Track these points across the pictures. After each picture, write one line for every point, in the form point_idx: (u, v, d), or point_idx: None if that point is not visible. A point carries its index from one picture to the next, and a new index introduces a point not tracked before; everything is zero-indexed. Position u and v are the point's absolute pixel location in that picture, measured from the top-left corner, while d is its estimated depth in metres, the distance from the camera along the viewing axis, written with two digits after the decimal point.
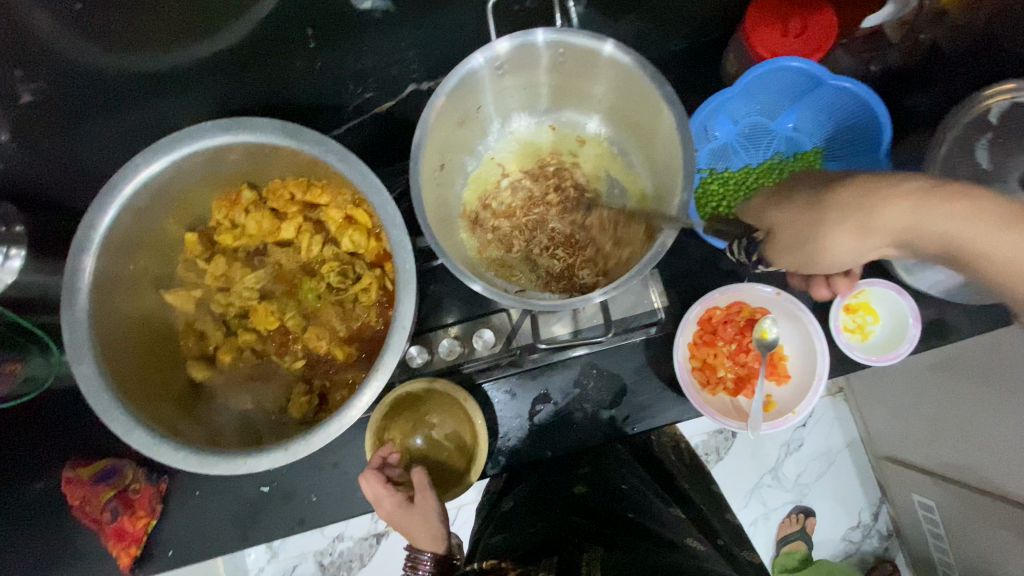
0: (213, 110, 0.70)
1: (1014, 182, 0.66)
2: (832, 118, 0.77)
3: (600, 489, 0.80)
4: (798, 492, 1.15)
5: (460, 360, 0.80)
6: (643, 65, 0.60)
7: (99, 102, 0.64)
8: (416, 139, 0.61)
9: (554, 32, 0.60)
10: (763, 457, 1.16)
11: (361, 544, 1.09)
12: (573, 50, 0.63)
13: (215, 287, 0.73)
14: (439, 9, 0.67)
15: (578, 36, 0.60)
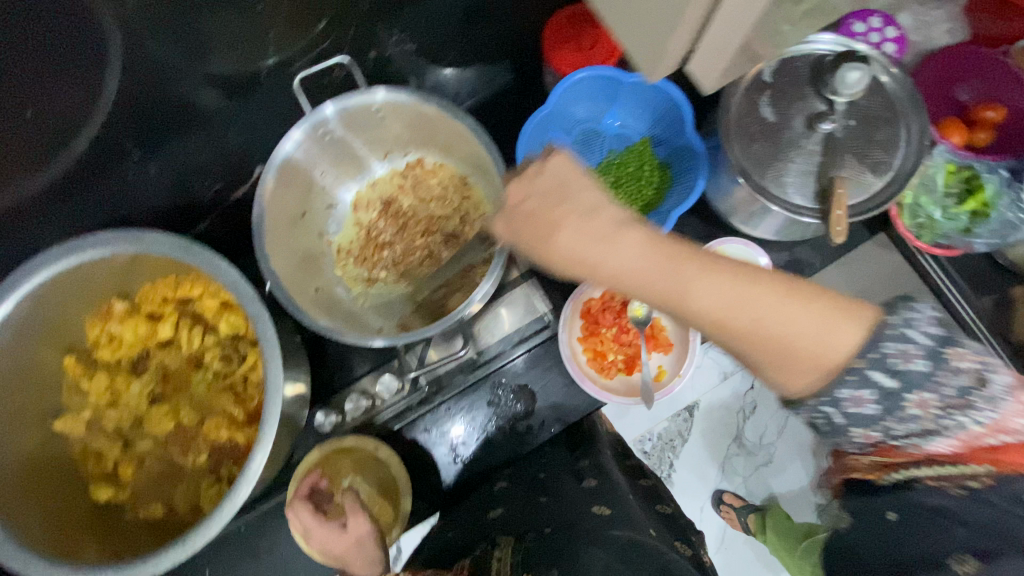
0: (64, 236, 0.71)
1: (801, 126, 0.73)
2: (649, 109, 0.85)
3: (521, 481, 0.80)
4: (765, 454, 1.10)
5: (370, 413, 0.82)
6: (430, 102, 0.68)
7: None
8: (255, 221, 0.66)
9: (338, 102, 0.66)
10: (724, 428, 1.10)
11: None
12: (363, 109, 0.69)
13: (102, 403, 0.73)
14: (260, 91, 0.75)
15: (356, 97, 0.66)
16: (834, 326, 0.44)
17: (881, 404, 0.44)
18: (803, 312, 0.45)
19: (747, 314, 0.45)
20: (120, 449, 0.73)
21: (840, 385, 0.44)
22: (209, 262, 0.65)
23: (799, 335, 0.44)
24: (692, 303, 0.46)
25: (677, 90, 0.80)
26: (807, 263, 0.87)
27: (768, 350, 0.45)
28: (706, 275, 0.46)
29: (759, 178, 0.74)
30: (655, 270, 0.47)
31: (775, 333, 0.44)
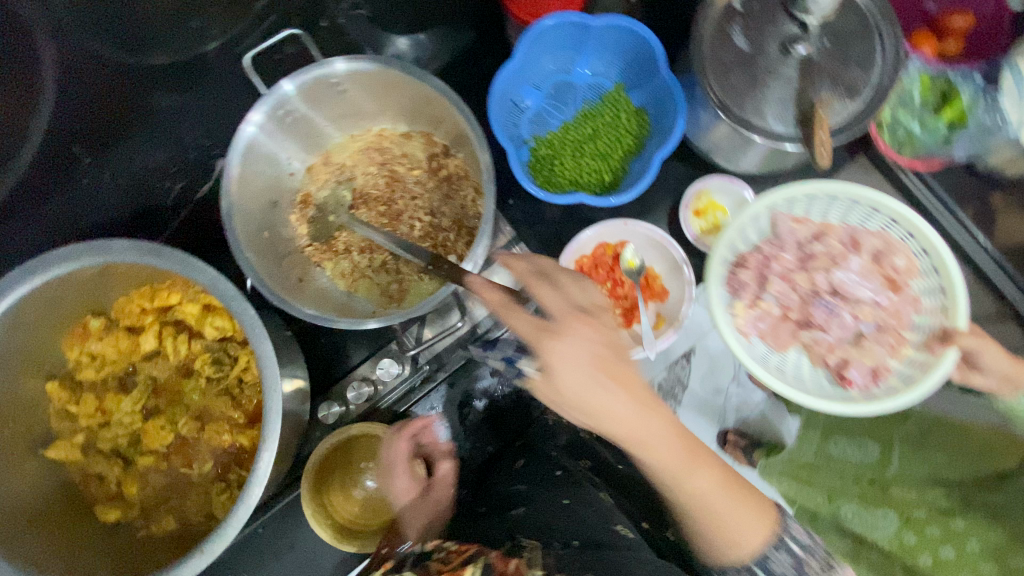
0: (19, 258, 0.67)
1: (775, 51, 0.71)
2: (618, 54, 0.82)
3: (535, 479, 0.73)
4: None
5: (375, 398, 0.81)
6: (392, 65, 0.65)
7: None
8: (223, 213, 0.63)
9: (296, 76, 0.63)
10: None
11: None
12: (326, 83, 0.66)
13: (95, 424, 0.71)
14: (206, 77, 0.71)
15: (313, 71, 0.63)
16: (758, 532, 0.58)
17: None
18: (741, 507, 0.58)
19: (730, 533, 0.57)
20: (122, 468, 0.70)
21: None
22: (182, 264, 0.61)
23: (742, 545, 0.57)
24: (685, 492, 0.56)
25: (645, 28, 0.76)
26: None
27: (706, 522, 0.57)
28: (699, 463, 0.55)
29: (739, 111, 0.72)
30: (659, 445, 0.53)
31: (723, 527, 0.57)
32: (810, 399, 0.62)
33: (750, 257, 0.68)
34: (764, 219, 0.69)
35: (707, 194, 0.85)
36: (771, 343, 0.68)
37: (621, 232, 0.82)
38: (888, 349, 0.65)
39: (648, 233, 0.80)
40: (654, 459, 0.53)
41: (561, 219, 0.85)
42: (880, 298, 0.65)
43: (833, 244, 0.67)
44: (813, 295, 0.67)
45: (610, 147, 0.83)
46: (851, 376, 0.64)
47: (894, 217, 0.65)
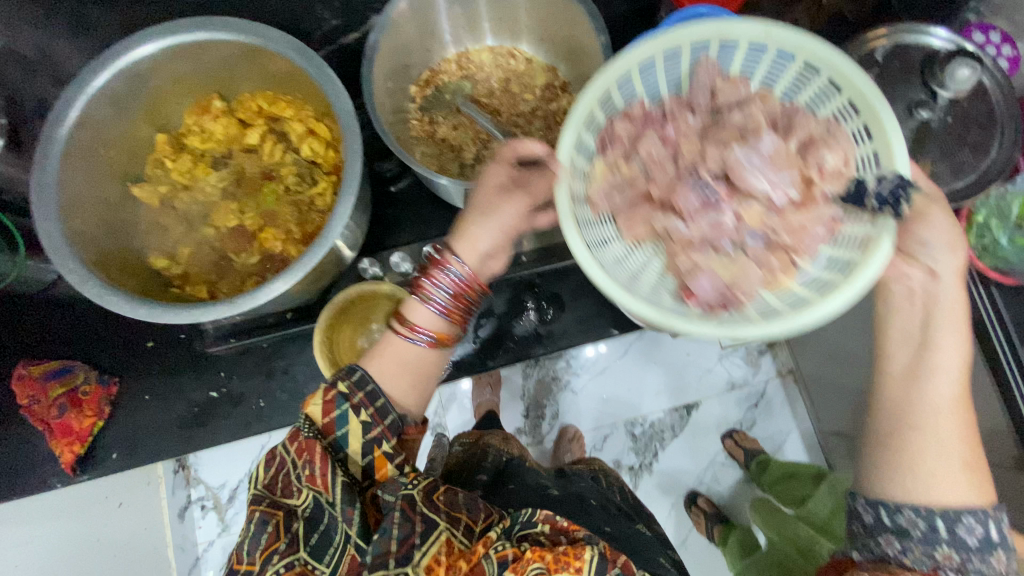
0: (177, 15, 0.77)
1: (899, 109, 0.74)
2: None
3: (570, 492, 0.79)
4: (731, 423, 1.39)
5: (411, 274, 0.85)
6: None
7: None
8: (371, 40, 0.70)
9: None
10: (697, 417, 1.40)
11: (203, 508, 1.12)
12: None
13: (180, 185, 0.78)
14: None
15: None
16: (978, 494, 0.55)
17: (981, 543, 0.54)
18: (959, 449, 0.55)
19: (945, 421, 0.55)
20: (184, 230, 0.77)
21: (957, 524, 0.54)
22: (319, 72, 0.69)
23: (941, 489, 0.55)
24: (934, 358, 0.55)
25: None
26: None
27: (936, 471, 0.55)
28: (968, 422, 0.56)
29: None
30: (949, 413, 0.55)
31: (940, 441, 0.55)
32: (583, 253, 0.47)
33: (642, 110, 0.53)
34: (684, 65, 0.54)
35: None
36: (623, 228, 0.52)
37: None
38: (767, 275, 0.50)
39: None
40: (950, 265, 0.53)
41: None
42: (780, 196, 0.49)
43: (734, 100, 0.51)
44: (692, 171, 0.51)
45: None
46: (689, 286, 0.50)
47: (838, 82, 0.50)
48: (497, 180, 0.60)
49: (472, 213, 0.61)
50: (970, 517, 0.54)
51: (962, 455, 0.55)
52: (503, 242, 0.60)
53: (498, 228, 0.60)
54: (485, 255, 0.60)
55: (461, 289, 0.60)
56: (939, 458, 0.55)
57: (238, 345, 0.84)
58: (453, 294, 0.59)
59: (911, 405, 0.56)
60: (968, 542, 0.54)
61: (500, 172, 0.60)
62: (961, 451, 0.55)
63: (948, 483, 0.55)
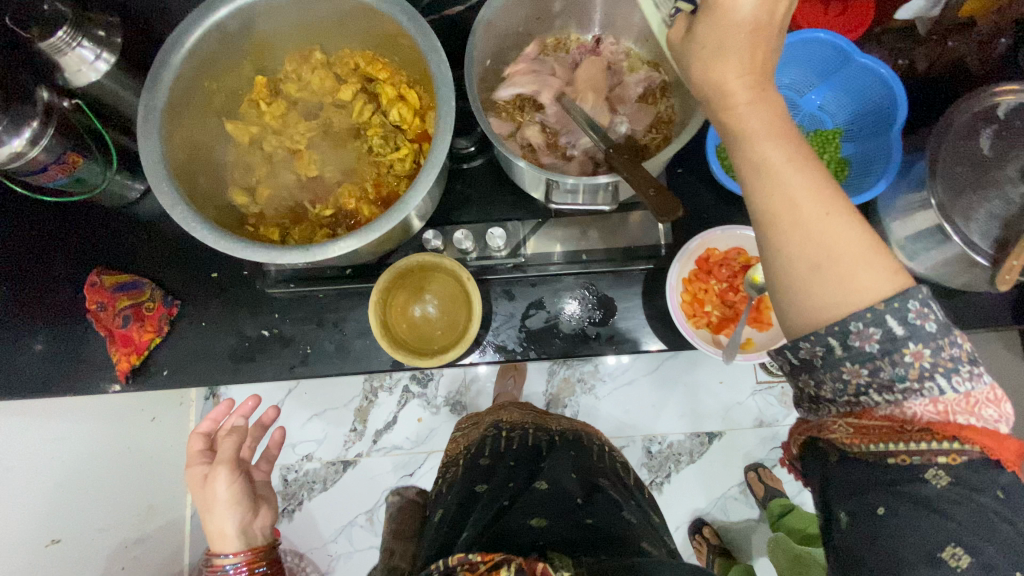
0: None
1: (1014, 172, 0.70)
2: (857, 101, 0.82)
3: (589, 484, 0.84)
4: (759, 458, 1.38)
5: (472, 253, 0.87)
6: None
7: None
8: (480, 17, 0.71)
9: None
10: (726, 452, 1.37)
11: (327, 469, 1.29)
12: None
13: (270, 128, 0.80)
14: None
15: None
16: (871, 273, 0.45)
17: (886, 343, 0.45)
18: (846, 264, 0.45)
19: (820, 226, 0.45)
20: (266, 171, 0.79)
21: (849, 337, 0.46)
22: (426, 39, 0.69)
23: (846, 297, 0.45)
24: (748, 154, 0.48)
25: (900, 86, 0.76)
26: None
27: (825, 298, 0.46)
28: (797, 258, 0.46)
29: (946, 201, 0.71)
30: (805, 212, 0.46)
31: (823, 238, 0.45)
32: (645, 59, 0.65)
33: None
34: None
35: None
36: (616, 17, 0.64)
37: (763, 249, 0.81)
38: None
39: None
40: (734, 59, 0.47)
41: (714, 211, 0.85)
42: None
43: None
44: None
45: None
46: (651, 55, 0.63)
47: None
48: (196, 480, 0.67)
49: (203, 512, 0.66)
50: (858, 321, 0.45)
51: (844, 237, 0.45)
52: (248, 516, 0.66)
53: (229, 504, 0.66)
54: (242, 529, 0.66)
55: (251, 563, 0.64)
56: (789, 190, 0.46)
57: (295, 290, 0.87)
58: (243, 574, 0.64)
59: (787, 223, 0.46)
60: (905, 320, 0.45)
61: (196, 471, 0.68)
62: (850, 243, 0.45)
63: (848, 290, 0.45)
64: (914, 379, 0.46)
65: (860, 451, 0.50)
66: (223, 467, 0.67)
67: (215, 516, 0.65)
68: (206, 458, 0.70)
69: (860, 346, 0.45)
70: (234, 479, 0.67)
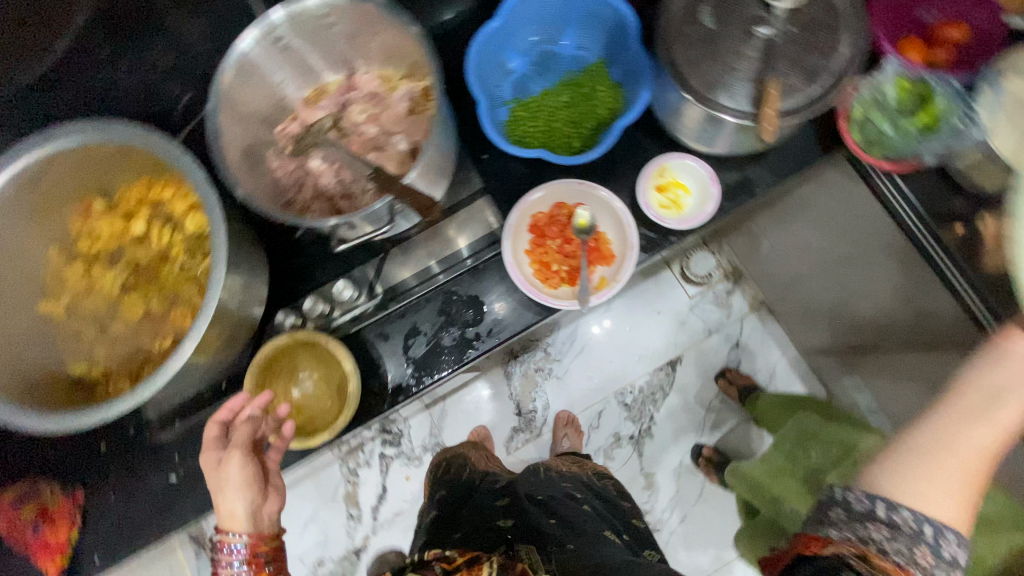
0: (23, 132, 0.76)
1: (740, 31, 0.74)
2: (599, 28, 0.87)
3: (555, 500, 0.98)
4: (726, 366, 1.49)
5: (328, 317, 0.86)
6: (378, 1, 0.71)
7: None
8: (211, 107, 0.71)
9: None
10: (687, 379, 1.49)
11: (343, 563, 1.44)
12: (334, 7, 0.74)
13: (81, 290, 0.79)
14: None
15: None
16: (945, 511, 0.58)
17: (926, 545, 0.57)
18: (951, 491, 0.58)
19: (962, 450, 0.59)
20: (96, 331, 0.79)
21: (940, 542, 0.57)
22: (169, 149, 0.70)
23: (912, 498, 0.58)
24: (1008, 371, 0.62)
25: (622, 2, 0.80)
26: (757, 181, 0.87)
27: (919, 488, 0.59)
28: (973, 429, 0.60)
29: (696, 82, 0.74)
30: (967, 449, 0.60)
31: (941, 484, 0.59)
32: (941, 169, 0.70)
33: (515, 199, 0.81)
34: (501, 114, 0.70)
35: (671, 170, 0.87)
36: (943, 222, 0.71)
37: (578, 191, 0.84)
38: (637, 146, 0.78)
39: (604, 197, 0.83)
40: None
41: (527, 177, 0.88)
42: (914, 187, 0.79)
43: None
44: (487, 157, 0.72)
45: (584, 116, 0.88)
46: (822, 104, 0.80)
47: None
48: (211, 464, 0.69)
49: (214, 496, 0.68)
50: (951, 539, 0.57)
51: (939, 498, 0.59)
52: (257, 498, 0.69)
53: (239, 486, 0.68)
54: (251, 514, 0.68)
55: (253, 553, 0.66)
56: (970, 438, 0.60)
57: (184, 425, 0.86)
58: (246, 559, 0.66)
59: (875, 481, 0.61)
60: (947, 554, 0.57)
61: (212, 456, 0.70)
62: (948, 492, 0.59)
63: (932, 500, 0.58)
64: (917, 563, 0.56)
65: (838, 554, 0.58)
66: (236, 452, 0.69)
67: (223, 495, 0.67)
68: (221, 443, 0.71)
69: (861, 508, 0.60)
70: (246, 462, 0.69)
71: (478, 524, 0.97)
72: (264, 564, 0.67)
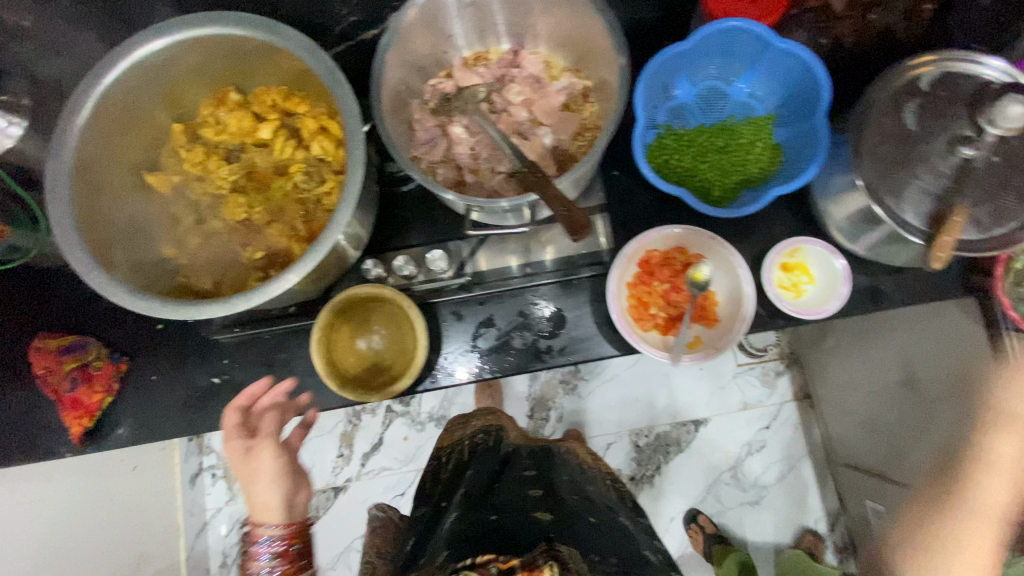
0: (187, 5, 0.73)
1: (939, 144, 0.68)
2: (782, 86, 0.82)
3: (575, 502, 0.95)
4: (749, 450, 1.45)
5: (413, 279, 0.86)
6: None
7: None
8: (384, 42, 0.69)
9: None
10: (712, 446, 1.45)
11: (321, 497, 1.45)
12: None
13: (192, 175, 0.78)
14: None
15: None
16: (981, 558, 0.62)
17: None
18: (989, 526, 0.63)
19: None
20: (193, 220, 0.78)
21: None
22: (330, 71, 0.67)
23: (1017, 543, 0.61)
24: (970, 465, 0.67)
25: (821, 68, 0.75)
26: (885, 294, 0.82)
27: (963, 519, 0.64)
28: None
29: (872, 178, 0.70)
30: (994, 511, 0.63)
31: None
32: None
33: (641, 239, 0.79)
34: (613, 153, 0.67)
35: (803, 254, 0.83)
36: None
37: (703, 243, 0.79)
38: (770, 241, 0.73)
39: (728, 258, 0.78)
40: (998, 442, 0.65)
41: (654, 210, 0.85)
42: None
43: None
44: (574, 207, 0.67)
45: (733, 167, 0.83)
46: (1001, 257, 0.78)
47: None
48: (239, 456, 0.67)
49: (248, 487, 0.66)
50: None
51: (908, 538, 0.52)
52: (292, 489, 0.67)
53: (273, 476, 0.66)
54: (285, 503, 0.66)
55: (285, 542, 0.65)
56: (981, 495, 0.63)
57: (242, 334, 0.86)
58: (279, 551, 0.65)
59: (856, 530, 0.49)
60: None
61: (236, 446, 0.68)
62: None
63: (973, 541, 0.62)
64: None
65: None
66: (269, 441, 0.67)
67: (258, 478, 0.66)
68: (241, 433, 0.68)
69: None
70: (280, 453, 0.68)
71: (510, 504, 0.91)
72: (298, 555, 0.66)
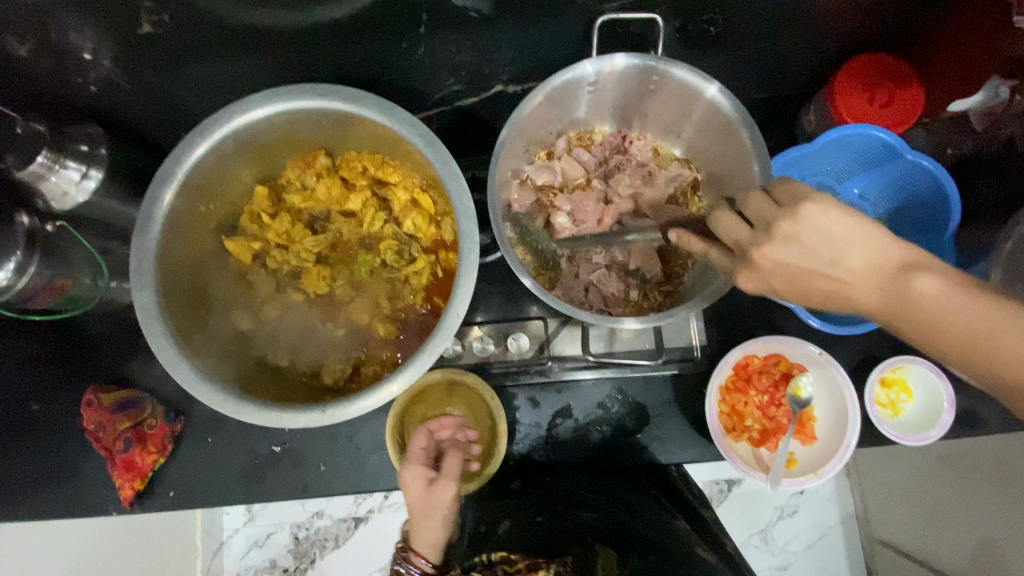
0: (288, 72, 0.68)
1: None
2: (899, 193, 0.78)
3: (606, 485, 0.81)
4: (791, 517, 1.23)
5: (492, 358, 0.81)
6: (741, 112, 0.62)
7: (192, 49, 0.63)
8: (503, 134, 0.65)
9: (654, 60, 0.62)
10: (755, 515, 1.23)
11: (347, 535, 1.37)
12: (666, 80, 0.65)
13: (275, 243, 0.74)
14: (537, 29, 0.65)
15: (686, 73, 0.62)
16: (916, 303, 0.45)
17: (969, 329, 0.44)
18: None
19: None
20: (272, 290, 0.74)
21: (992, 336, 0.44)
22: (445, 164, 0.64)
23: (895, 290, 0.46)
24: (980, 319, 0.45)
25: (953, 185, 0.72)
26: (983, 419, 0.79)
27: None
28: None
29: None
30: None
31: (945, 320, 0.45)
32: None
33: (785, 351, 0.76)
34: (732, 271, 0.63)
35: (906, 371, 0.79)
36: None
37: (808, 357, 0.75)
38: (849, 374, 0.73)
39: (834, 375, 0.74)
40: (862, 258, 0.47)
41: (748, 309, 0.81)
42: None
43: None
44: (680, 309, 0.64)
45: None
46: None
47: None
48: (419, 483, 0.65)
49: (415, 514, 0.64)
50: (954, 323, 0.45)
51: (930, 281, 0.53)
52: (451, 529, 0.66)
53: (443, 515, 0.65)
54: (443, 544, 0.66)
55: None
56: None
57: None
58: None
59: (880, 307, 0.47)
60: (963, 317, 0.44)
61: (419, 472, 0.66)
62: (960, 293, 0.44)
63: None
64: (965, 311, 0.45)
65: None
66: (451, 483, 0.65)
67: (425, 513, 0.64)
68: (425, 462, 0.68)
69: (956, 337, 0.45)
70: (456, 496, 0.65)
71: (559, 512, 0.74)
72: None
